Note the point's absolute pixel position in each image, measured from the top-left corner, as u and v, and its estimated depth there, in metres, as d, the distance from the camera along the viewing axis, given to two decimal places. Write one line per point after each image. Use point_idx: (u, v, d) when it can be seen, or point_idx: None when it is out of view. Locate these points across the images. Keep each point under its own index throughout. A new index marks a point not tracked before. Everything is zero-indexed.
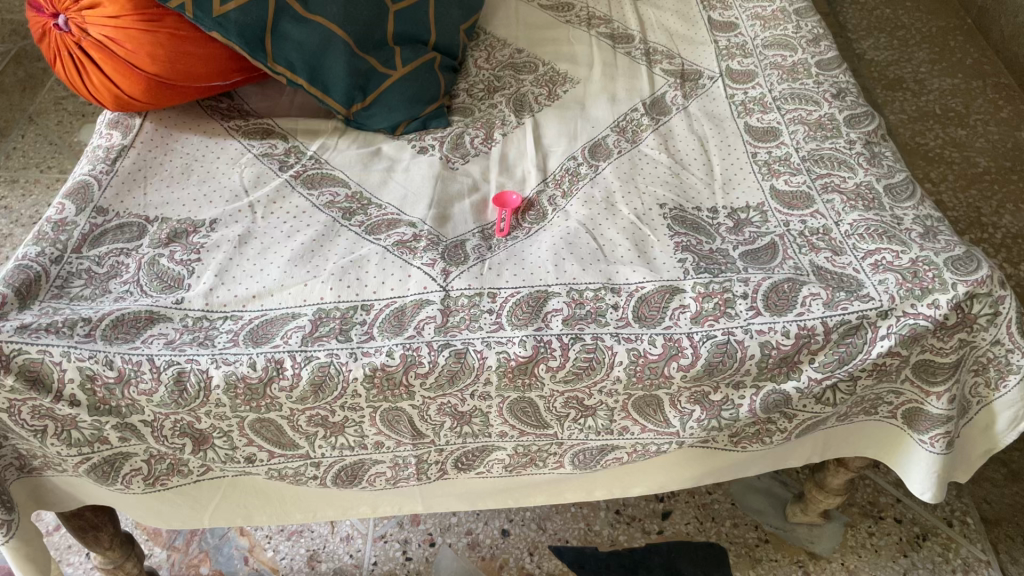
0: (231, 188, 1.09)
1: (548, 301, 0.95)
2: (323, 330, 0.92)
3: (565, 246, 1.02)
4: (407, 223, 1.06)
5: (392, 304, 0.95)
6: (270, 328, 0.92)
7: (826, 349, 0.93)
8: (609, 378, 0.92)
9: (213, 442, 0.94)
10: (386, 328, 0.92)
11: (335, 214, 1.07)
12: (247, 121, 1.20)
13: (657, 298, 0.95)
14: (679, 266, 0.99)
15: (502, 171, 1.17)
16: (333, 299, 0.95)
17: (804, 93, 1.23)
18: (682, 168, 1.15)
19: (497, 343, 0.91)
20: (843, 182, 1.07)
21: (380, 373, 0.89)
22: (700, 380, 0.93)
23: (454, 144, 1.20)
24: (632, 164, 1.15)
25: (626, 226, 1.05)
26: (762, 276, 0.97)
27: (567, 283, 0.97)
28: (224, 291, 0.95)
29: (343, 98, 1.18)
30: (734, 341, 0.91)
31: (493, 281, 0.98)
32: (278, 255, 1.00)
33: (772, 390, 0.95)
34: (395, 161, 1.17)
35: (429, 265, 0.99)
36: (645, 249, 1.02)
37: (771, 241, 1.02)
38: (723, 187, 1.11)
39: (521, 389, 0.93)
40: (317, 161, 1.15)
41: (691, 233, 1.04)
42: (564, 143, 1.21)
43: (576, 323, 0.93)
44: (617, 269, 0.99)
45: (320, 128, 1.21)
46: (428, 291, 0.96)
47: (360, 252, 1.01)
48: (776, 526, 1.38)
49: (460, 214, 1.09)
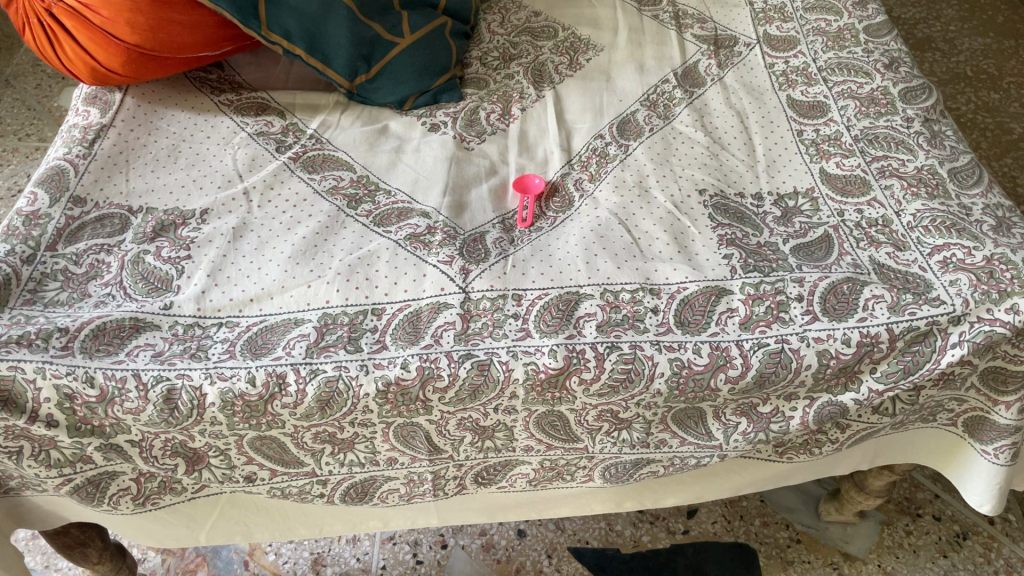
0: (224, 173, 0.98)
1: (580, 304, 0.85)
2: (330, 339, 0.82)
3: (596, 239, 0.92)
4: (420, 213, 0.95)
5: (405, 309, 0.85)
6: (270, 337, 0.82)
7: (890, 358, 0.83)
8: (648, 392, 0.83)
9: (209, 461, 0.85)
10: (400, 336, 0.83)
11: (339, 202, 0.97)
12: (240, 95, 1.09)
13: (700, 301, 0.85)
14: (724, 264, 0.89)
15: (522, 151, 1.06)
16: (340, 303, 0.85)
17: (854, 62, 1.12)
18: (720, 147, 1.04)
19: (525, 353, 0.82)
20: (901, 165, 0.97)
21: (395, 388, 0.80)
22: (749, 392, 0.84)
23: (469, 121, 1.09)
24: (666, 144, 1.05)
25: (662, 216, 0.94)
26: (818, 275, 0.87)
27: (600, 283, 0.87)
28: (217, 293, 0.85)
29: (346, 70, 1.06)
30: (788, 349, 0.82)
31: (518, 281, 0.87)
32: (277, 251, 0.90)
33: (827, 402, 0.86)
34: (404, 140, 1.06)
35: (446, 262, 0.89)
36: (685, 243, 0.92)
37: (825, 234, 0.92)
38: (767, 170, 1.01)
39: (549, 402, 0.84)
40: (318, 142, 1.04)
41: (736, 224, 0.94)
42: (589, 119, 1.10)
43: (612, 330, 0.83)
44: (656, 267, 0.89)
45: (319, 102, 1.10)
46: (446, 293, 0.86)
47: (369, 247, 0.91)
48: (808, 524, 1.31)
49: (477, 201, 0.99)
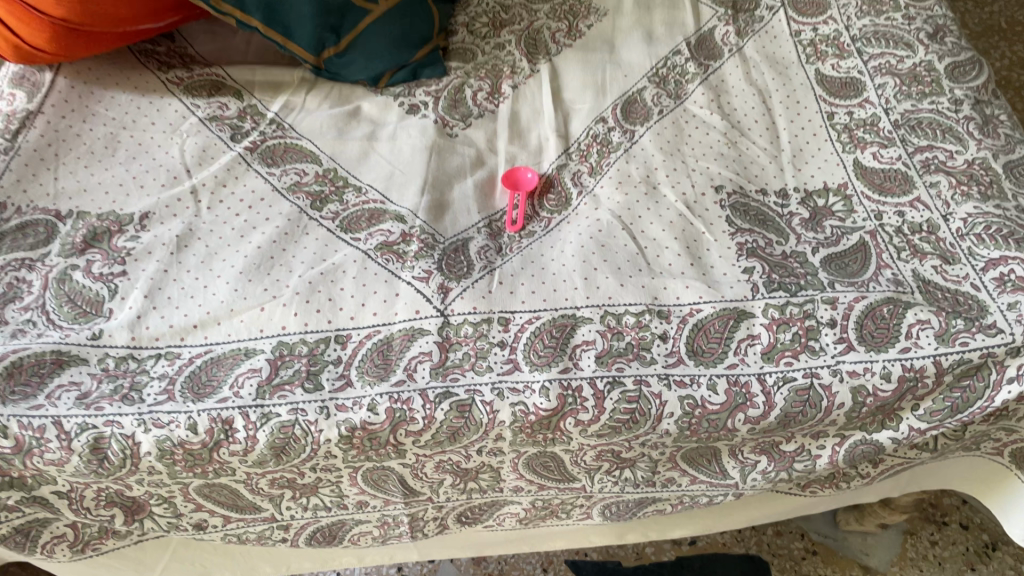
0: (169, 168, 0.85)
1: (576, 330, 0.74)
2: (285, 374, 0.71)
3: (596, 249, 0.79)
4: (394, 216, 0.83)
5: (373, 336, 0.73)
6: (215, 373, 0.71)
7: (935, 394, 0.72)
8: (655, 432, 0.72)
9: (151, 510, 0.75)
10: (367, 371, 0.71)
11: (301, 202, 0.84)
12: (191, 71, 0.96)
13: (716, 327, 0.74)
14: (744, 280, 0.77)
15: (512, 137, 0.93)
16: (298, 329, 0.73)
17: (893, 32, 0.98)
18: (739, 134, 0.91)
19: (512, 391, 0.70)
20: (949, 158, 0.84)
21: (361, 433, 0.69)
22: (771, 431, 0.73)
23: (453, 101, 0.96)
24: (677, 129, 0.92)
25: (672, 219, 0.82)
26: (854, 295, 0.75)
27: (600, 304, 0.75)
28: (154, 318, 0.73)
29: (310, 43, 0.93)
30: (819, 385, 0.71)
31: (505, 301, 0.75)
32: (227, 264, 0.78)
33: (860, 440, 0.75)
34: (378, 125, 0.93)
35: (423, 279, 0.77)
36: (699, 253, 0.79)
37: (861, 242, 0.80)
38: (793, 162, 0.88)
39: (541, 444, 0.73)
40: (279, 128, 0.91)
41: (758, 230, 0.81)
42: (589, 98, 0.96)
43: (613, 361, 0.72)
44: (664, 283, 0.76)
45: (282, 79, 0.96)
46: (421, 317, 0.74)
47: (334, 259, 0.78)
48: (825, 534, 1.20)
49: (460, 200, 0.86)
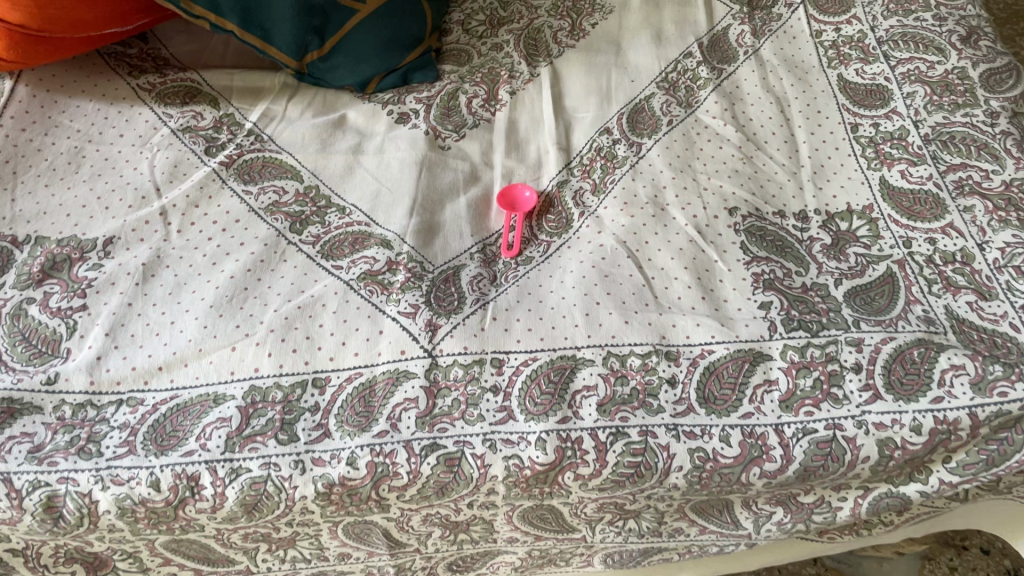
0: (137, 187, 0.79)
1: (575, 374, 0.67)
2: (256, 424, 0.65)
3: (598, 280, 0.73)
4: (379, 241, 0.76)
5: (355, 379, 0.67)
6: (181, 422, 0.65)
7: (968, 446, 0.66)
8: (662, 486, 0.66)
9: (115, 565, 0.69)
10: (347, 420, 0.65)
11: (280, 225, 0.78)
12: (164, 76, 0.89)
13: (730, 371, 0.67)
14: (760, 316, 0.70)
15: (509, 150, 0.86)
16: (272, 372, 0.67)
17: (923, 34, 0.91)
18: (755, 147, 0.84)
19: (505, 443, 0.64)
20: (985, 178, 0.77)
21: (339, 489, 0.63)
22: (788, 484, 0.67)
23: (445, 108, 0.89)
24: (687, 142, 0.85)
25: (682, 246, 0.75)
26: (881, 336, 0.68)
27: (602, 344, 0.69)
28: (116, 360, 0.67)
29: (291, 47, 0.86)
30: (842, 437, 0.65)
31: (499, 340, 0.69)
32: (197, 297, 0.71)
33: (885, 493, 0.69)
34: (365, 136, 0.87)
35: (409, 314, 0.70)
36: (711, 284, 0.73)
37: (887, 272, 0.73)
38: (813, 179, 0.81)
39: (538, 497, 0.67)
40: (258, 140, 0.85)
41: (776, 259, 0.74)
42: (593, 106, 0.89)
43: (617, 410, 0.66)
44: (673, 320, 0.70)
45: (262, 85, 0.90)
46: (407, 358, 0.68)
47: (313, 291, 0.72)
48: (838, 560, 1.15)
49: (452, 221, 0.79)
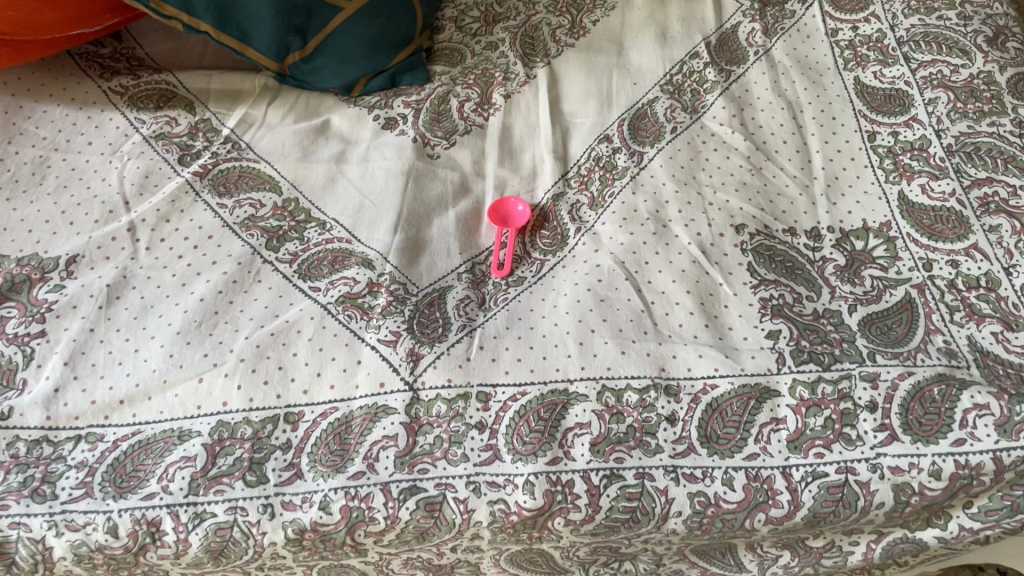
0: (104, 200, 0.74)
1: (567, 410, 0.62)
2: (223, 464, 0.60)
3: (594, 305, 0.67)
4: (360, 260, 0.71)
5: (329, 415, 0.62)
6: (142, 461, 0.60)
7: (991, 491, 0.61)
8: (659, 532, 0.61)
9: None
10: (320, 460, 0.61)
11: (255, 241, 0.73)
12: (137, 78, 0.84)
13: (734, 408, 0.62)
14: (768, 347, 0.65)
15: (503, 158, 0.81)
16: (242, 407, 0.62)
17: (946, 34, 0.85)
18: (765, 158, 0.79)
19: (490, 486, 0.60)
20: (1012, 195, 0.72)
21: (311, 535, 0.59)
22: (795, 529, 0.62)
23: (435, 113, 0.83)
24: (692, 152, 0.79)
25: (684, 268, 0.70)
26: (899, 370, 0.63)
27: (596, 377, 0.63)
28: (74, 392, 0.63)
29: (271, 49, 0.80)
30: (855, 482, 0.60)
31: (485, 371, 0.64)
32: (164, 322, 0.67)
33: (900, 539, 0.64)
34: (349, 144, 0.81)
35: (389, 342, 0.65)
36: (715, 310, 0.67)
37: (906, 298, 0.68)
38: (827, 193, 0.76)
39: (526, 541, 0.63)
40: (234, 148, 0.80)
41: (786, 282, 0.69)
42: (592, 111, 0.84)
43: (611, 451, 0.61)
44: (673, 351, 0.65)
45: (241, 88, 0.85)
46: (386, 391, 0.63)
47: (287, 315, 0.67)
48: None
49: (439, 237, 0.74)
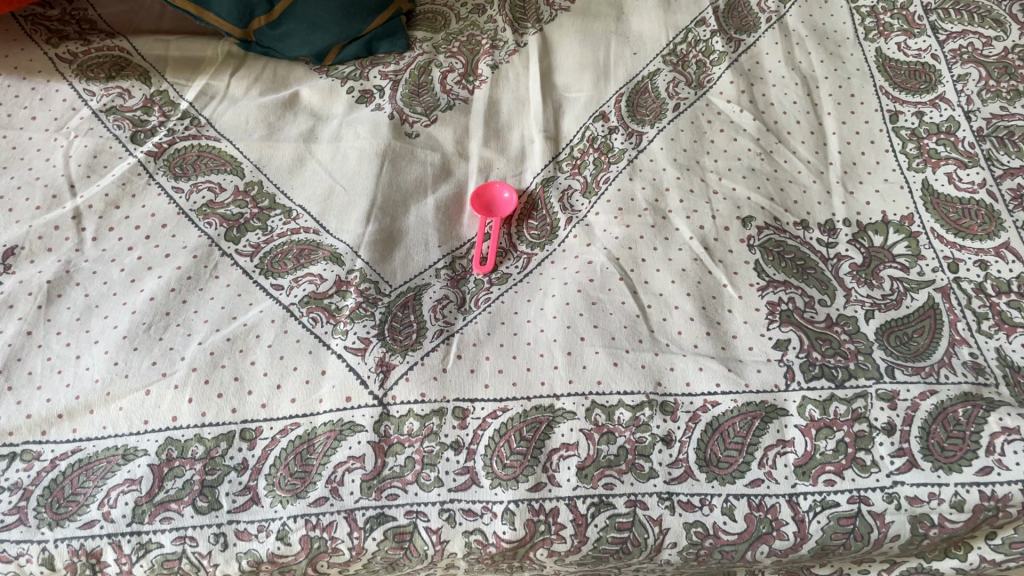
0: (47, 183, 0.67)
1: (552, 429, 0.56)
2: (171, 488, 0.54)
3: (584, 309, 0.61)
4: (328, 254, 0.65)
5: (290, 431, 0.56)
6: (82, 483, 0.55)
7: (1018, 523, 0.55)
8: (652, 562, 0.56)
9: None
10: (279, 483, 0.55)
11: (213, 231, 0.66)
12: (88, 44, 0.76)
13: (737, 428, 0.56)
14: (775, 359, 0.59)
15: (489, 137, 0.74)
16: (193, 423, 0.56)
17: (979, 2, 0.77)
18: (776, 140, 0.72)
19: (465, 515, 0.54)
20: None
21: (269, 566, 0.54)
22: (801, 559, 0.57)
23: (415, 86, 0.76)
24: (696, 132, 0.72)
25: (685, 266, 0.63)
26: (920, 388, 0.57)
27: (586, 392, 0.57)
28: (8, 405, 0.57)
29: (232, 13, 0.73)
30: (868, 513, 0.54)
31: (463, 384, 0.58)
32: (109, 325, 0.60)
33: (915, 568, 0.59)
34: (320, 119, 0.74)
35: (357, 350, 0.59)
36: (718, 315, 0.61)
37: (929, 303, 0.62)
38: (843, 181, 0.69)
39: (507, 569, 0.58)
40: (193, 124, 0.73)
41: (797, 284, 0.63)
42: (587, 85, 0.76)
43: (600, 475, 0.55)
44: (670, 362, 0.59)
45: (202, 55, 0.77)
46: (353, 406, 0.57)
47: (246, 317, 0.61)
48: None
49: (416, 227, 0.68)
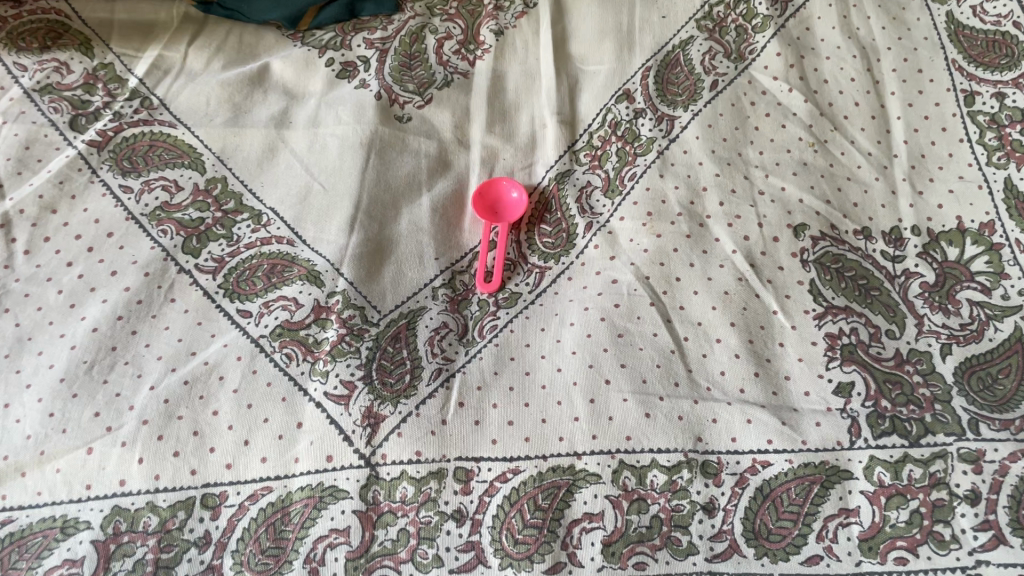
0: None
1: (572, 496, 0.47)
2: (118, 572, 0.45)
3: (609, 343, 0.52)
4: (305, 272, 0.55)
5: (260, 498, 0.47)
6: (14, 564, 0.45)
7: None
8: None
9: None
10: (248, 562, 0.46)
11: (168, 240, 0.56)
12: (18, 5, 0.64)
13: (792, 495, 0.47)
14: (837, 409, 0.49)
15: (493, 120, 0.63)
16: (145, 488, 0.47)
17: None
18: (831, 127, 0.61)
19: None
20: None
21: None
22: None
23: (406, 57, 0.65)
24: (737, 117, 0.61)
25: (727, 289, 0.54)
26: (1010, 446, 0.48)
27: (612, 451, 0.48)
28: None
29: None
30: None
31: (467, 439, 0.49)
32: (44, 363, 0.50)
33: None
34: (294, 99, 0.63)
35: (340, 398, 0.50)
36: (767, 351, 0.52)
37: (1014, 335, 0.52)
38: (911, 178, 0.59)
39: None
40: (144, 107, 0.61)
41: (860, 311, 0.53)
42: (609, 55, 0.65)
43: (630, 553, 0.46)
44: (712, 413, 0.49)
45: (154, 19, 0.66)
46: (335, 468, 0.48)
47: (207, 354, 0.51)
48: None
49: (409, 234, 0.58)
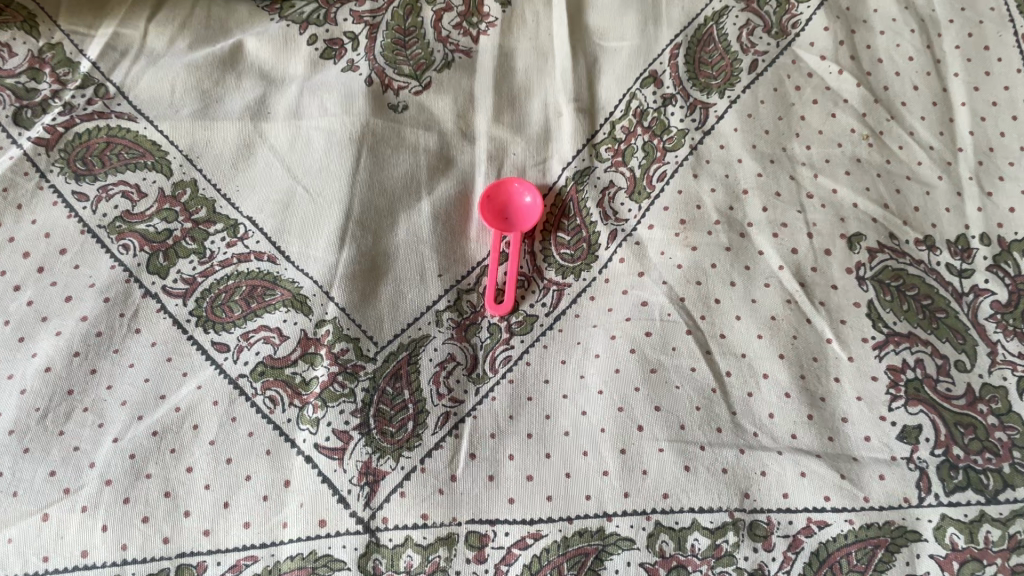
0: None
1: (601, 565, 0.41)
2: None
3: (641, 382, 0.45)
4: (290, 295, 0.48)
5: (242, 570, 0.40)
6: None
7: None
8: None
9: None
10: None
11: (131, 258, 0.48)
12: None
13: (852, 561, 0.41)
14: (902, 459, 0.43)
15: (500, 107, 0.55)
16: (112, 560, 0.40)
17: None
18: (888, 115, 0.54)
19: None
20: None
21: None
22: None
23: (400, 32, 0.56)
24: (781, 106, 0.54)
25: (774, 313, 0.47)
26: None
27: (647, 511, 0.41)
28: None
29: None
30: None
31: (480, 499, 0.42)
32: None
33: None
34: (272, 83, 0.55)
35: (333, 450, 0.43)
36: (821, 389, 0.45)
37: None
38: (979, 177, 0.52)
39: None
40: (99, 96, 0.53)
41: (925, 339, 0.47)
42: (633, 27, 0.56)
43: None
44: (760, 464, 0.43)
45: None
46: (328, 534, 0.41)
47: (179, 398, 0.44)
48: None
49: (407, 247, 0.51)
